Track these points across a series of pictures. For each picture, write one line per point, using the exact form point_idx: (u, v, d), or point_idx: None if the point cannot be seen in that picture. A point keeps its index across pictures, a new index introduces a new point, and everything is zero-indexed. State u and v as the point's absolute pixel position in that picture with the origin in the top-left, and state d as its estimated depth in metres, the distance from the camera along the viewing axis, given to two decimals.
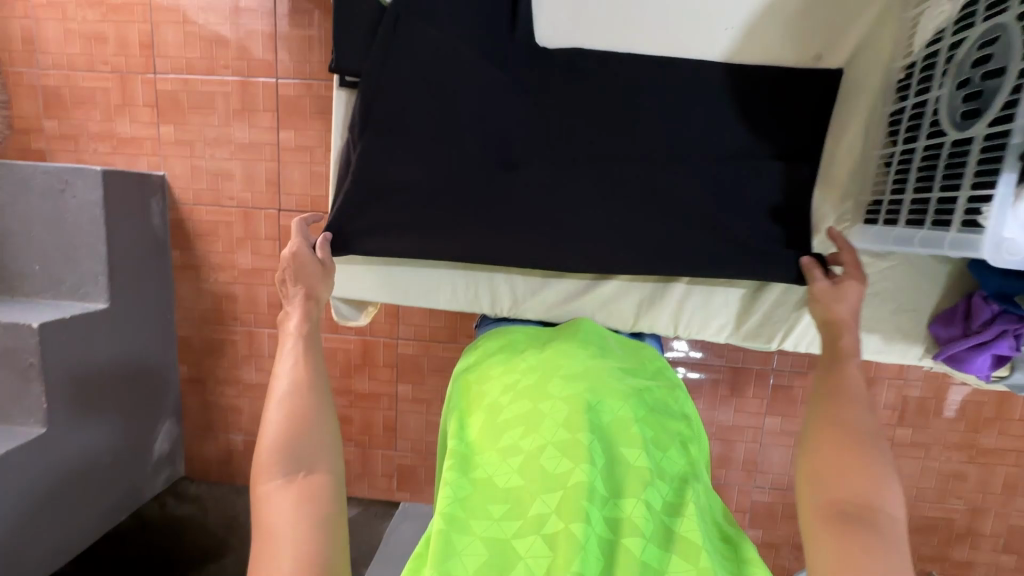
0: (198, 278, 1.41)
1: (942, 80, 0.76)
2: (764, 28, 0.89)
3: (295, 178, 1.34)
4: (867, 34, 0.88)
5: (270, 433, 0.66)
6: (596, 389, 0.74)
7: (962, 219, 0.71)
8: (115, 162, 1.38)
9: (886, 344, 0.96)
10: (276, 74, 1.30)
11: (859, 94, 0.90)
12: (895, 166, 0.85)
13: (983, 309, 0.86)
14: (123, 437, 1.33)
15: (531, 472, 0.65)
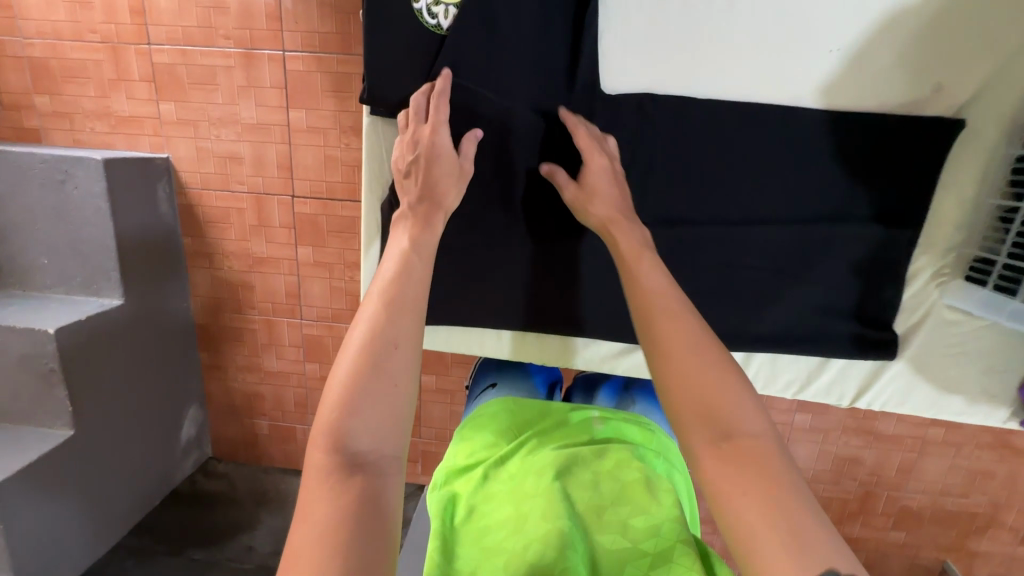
0: (212, 266, 1.36)
1: None
2: (873, 60, 0.82)
3: (309, 162, 1.25)
4: (997, 71, 0.81)
5: (339, 393, 0.57)
6: (569, 478, 0.70)
7: None
8: (115, 142, 1.28)
9: (969, 406, 0.94)
10: (282, 45, 1.17)
11: (982, 138, 0.84)
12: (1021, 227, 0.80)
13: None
14: (151, 427, 1.34)
15: (518, 573, 0.58)
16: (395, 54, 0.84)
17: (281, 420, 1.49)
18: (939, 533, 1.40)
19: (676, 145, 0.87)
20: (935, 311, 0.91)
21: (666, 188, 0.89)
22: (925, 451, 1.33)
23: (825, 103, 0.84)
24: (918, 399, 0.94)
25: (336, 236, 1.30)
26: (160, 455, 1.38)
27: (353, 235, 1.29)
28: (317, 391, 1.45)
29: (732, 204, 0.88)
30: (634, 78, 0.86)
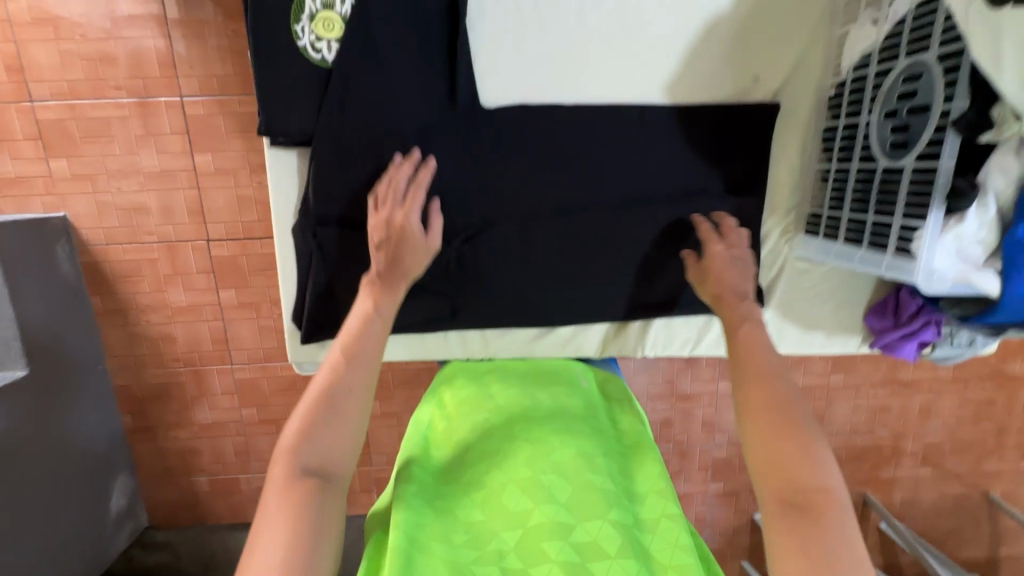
0: (127, 322, 1.30)
1: (871, 105, 0.84)
2: (701, 57, 0.92)
3: (221, 204, 1.24)
4: (800, 55, 0.93)
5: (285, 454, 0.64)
6: (560, 428, 0.78)
7: (896, 246, 0.79)
8: (1, 207, 1.21)
9: (829, 338, 1.05)
10: (180, 91, 1.17)
11: (795, 111, 0.96)
12: (832, 182, 0.93)
13: (909, 302, 0.96)
14: (76, 503, 1.25)
15: (493, 509, 0.69)
16: (286, 87, 0.88)
17: (222, 473, 1.43)
18: (857, 468, 1.57)
19: (540, 146, 0.94)
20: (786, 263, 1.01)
21: (537, 185, 0.95)
22: (832, 397, 1.49)
23: (671, 96, 0.94)
24: (788, 339, 1.05)
25: (259, 274, 1.29)
26: (89, 531, 1.28)
27: (276, 271, 1.29)
28: (258, 435, 1.40)
29: (598, 191, 0.96)
30: (499, 88, 0.92)
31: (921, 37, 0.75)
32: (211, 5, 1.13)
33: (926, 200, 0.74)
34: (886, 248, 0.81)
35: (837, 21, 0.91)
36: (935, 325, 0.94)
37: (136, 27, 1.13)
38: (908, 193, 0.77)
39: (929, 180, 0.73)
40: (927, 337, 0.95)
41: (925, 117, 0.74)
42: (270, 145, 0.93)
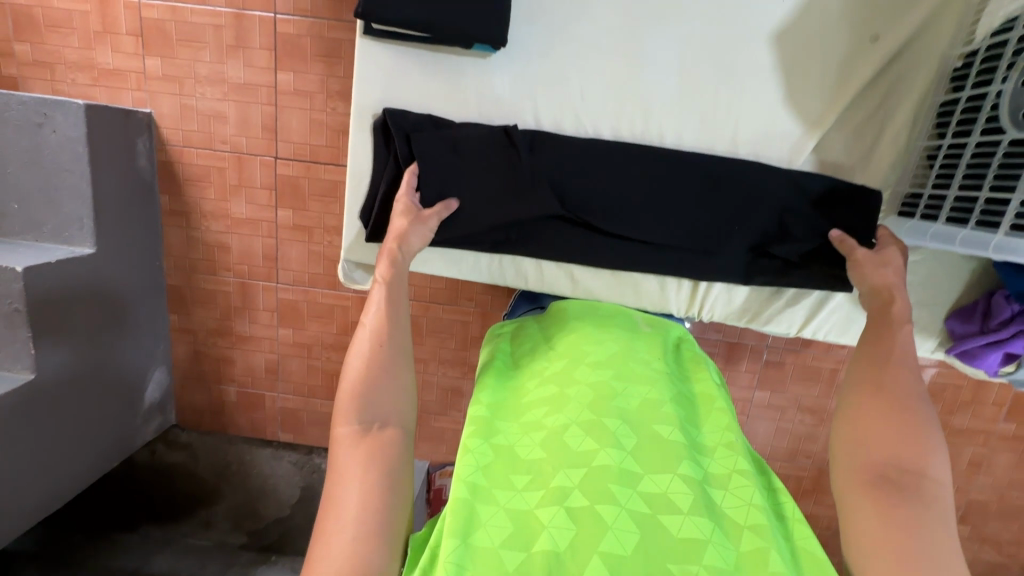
0: (189, 225, 1.35)
1: (1006, 73, 0.70)
2: (817, 12, 0.84)
3: (294, 125, 1.27)
4: (932, 14, 0.81)
5: (354, 377, 0.70)
6: (623, 375, 0.71)
7: (1012, 223, 0.69)
8: (96, 96, 1.28)
9: None
10: (274, 9, 1.20)
11: (916, 73, 0.84)
12: (940, 162, 0.81)
13: (1003, 308, 0.84)
14: (116, 384, 1.32)
15: (553, 448, 0.62)
16: None
17: (250, 387, 1.48)
18: None
19: (618, 81, 0.88)
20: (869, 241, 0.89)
21: (610, 128, 0.90)
22: None
23: (776, 49, 0.85)
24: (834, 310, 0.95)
25: (318, 200, 1.32)
26: (120, 415, 1.35)
27: (334, 199, 1.31)
28: (289, 357, 1.45)
29: (680, 135, 0.90)
30: (571, 17, 0.86)
31: None
32: None
33: None
34: (967, 221, 0.76)
35: None
36: None
37: None
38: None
39: None
40: (1016, 350, 0.83)
41: None
42: (361, 34, 0.87)
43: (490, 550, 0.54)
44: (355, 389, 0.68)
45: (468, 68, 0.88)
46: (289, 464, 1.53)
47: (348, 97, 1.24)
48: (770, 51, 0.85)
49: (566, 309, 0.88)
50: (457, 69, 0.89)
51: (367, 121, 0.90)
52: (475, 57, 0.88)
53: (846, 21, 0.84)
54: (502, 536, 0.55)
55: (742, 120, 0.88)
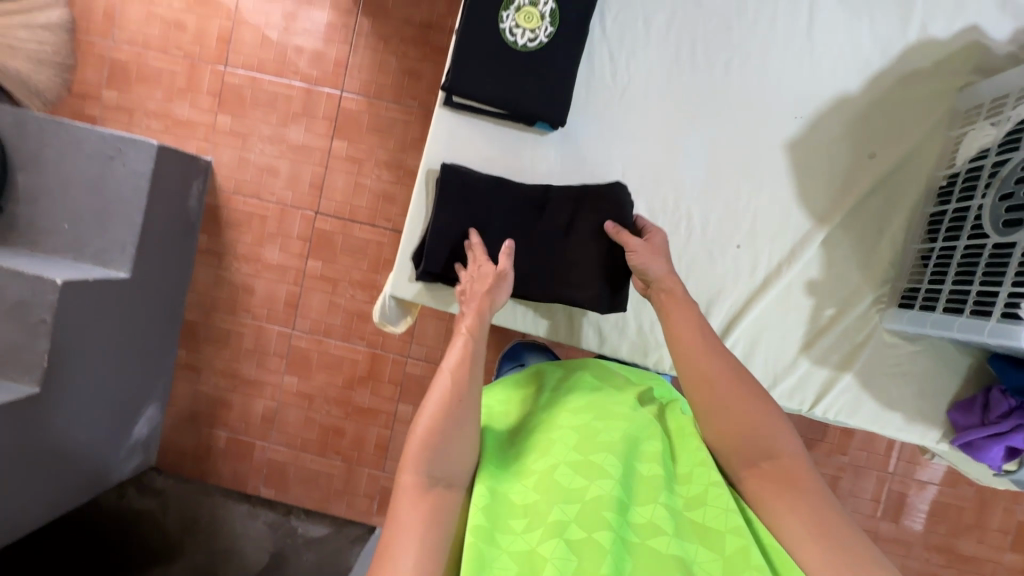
0: (220, 265, 1.42)
1: (985, 190, 0.77)
2: (825, 129, 0.90)
3: (339, 186, 1.39)
4: (918, 143, 0.89)
5: (424, 434, 0.65)
6: (604, 415, 0.71)
7: (1003, 310, 0.72)
8: (164, 141, 1.41)
9: (906, 424, 0.89)
10: (342, 88, 1.37)
11: (906, 190, 0.90)
12: (934, 263, 0.84)
13: (1001, 402, 0.84)
14: (110, 413, 1.29)
15: (546, 487, 0.63)
16: (466, 51, 0.83)
17: (242, 433, 1.45)
18: None
19: (648, 162, 0.91)
20: (876, 336, 0.89)
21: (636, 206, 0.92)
22: (878, 547, 1.36)
23: (788, 155, 0.90)
24: (866, 416, 0.89)
25: (348, 254, 1.39)
26: (105, 444, 1.30)
27: (364, 255, 1.39)
28: (288, 406, 1.43)
29: (708, 223, 0.91)
30: (611, 100, 0.91)
31: None
32: (391, 30, 1.36)
33: None
34: (964, 309, 0.78)
35: (955, 124, 0.88)
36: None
37: (331, 31, 1.37)
38: (1015, 270, 0.71)
39: None
40: (1018, 443, 0.82)
41: None
42: (440, 105, 0.90)
43: None
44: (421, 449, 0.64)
45: (528, 144, 0.91)
46: (263, 524, 1.42)
47: (393, 166, 1.37)
48: (785, 156, 0.91)
49: (543, 368, 0.87)
50: (520, 143, 0.91)
51: (426, 170, 0.90)
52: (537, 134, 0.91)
53: (851, 135, 0.90)
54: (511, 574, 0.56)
55: (760, 212, 0.91)
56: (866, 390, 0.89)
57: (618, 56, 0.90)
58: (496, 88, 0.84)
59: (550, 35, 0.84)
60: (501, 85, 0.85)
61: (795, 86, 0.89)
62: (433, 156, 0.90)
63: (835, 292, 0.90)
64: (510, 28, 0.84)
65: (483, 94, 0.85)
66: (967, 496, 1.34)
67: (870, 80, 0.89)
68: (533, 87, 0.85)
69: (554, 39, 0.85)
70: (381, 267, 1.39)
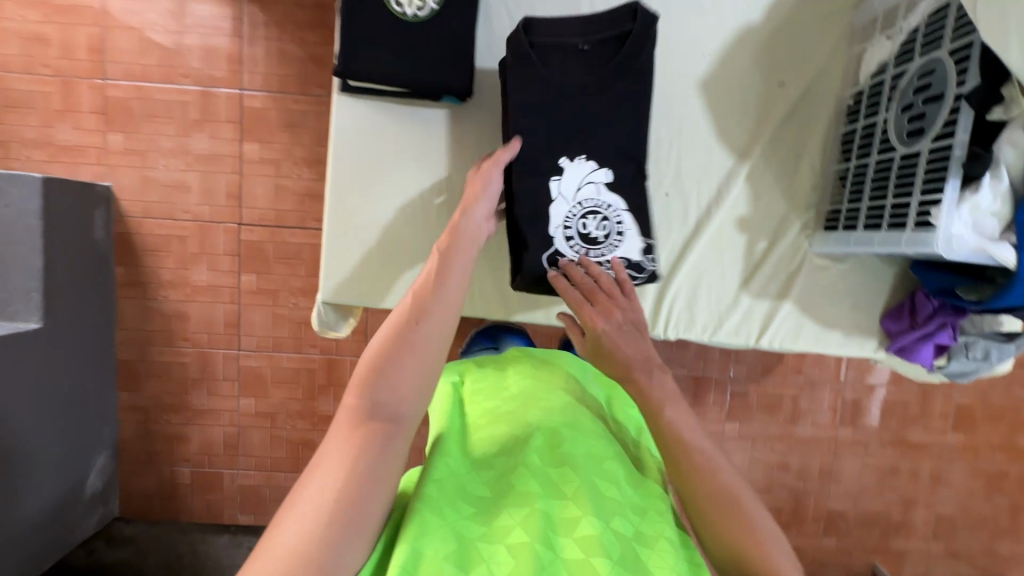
0: (146, 295, 1.32)
1: (887, 104, 0.77)
2: (733, 64, 0.87)
3: (259, 192, 1.30)
4: (823, 64, 0.87)
5: (371, 357, 0.60)
6: (572, 423, 0.71)
7: (915, 220, 0.71)
8: (52, 171, 1.27)
9: (846, 338, 0.89)
10: (241, 86, 1.27)
11: (819, 114, 0.88)
12: (850, 183, 0.83)
13: (926, 303, 0.84)
14: (56, 473, 1.20)
15: (500, 489, 0.62)
16: (354, 29, 0.77)
17: (206, 465, 1.38)
18: (866, 535, 1.49)
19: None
20: (807, 262, 0.89)
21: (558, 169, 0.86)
22: (840, 451, 1.46)
23: (701, 96, 0.87)
24: (809, 339, 0.89)
25: (283, 262, 1.32)
26: (59, 505, 1.21)
27: (300, 261, 1.32)
28: (250, 429, 1.37)
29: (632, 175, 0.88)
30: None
31: (935, 35, 0.69)
32: (283, 15, 1.26)
33: (941, 173, 0.67)
34: (881, 224, 0.77)
35: (854, 40, 0.86)
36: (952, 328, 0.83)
37: (216, 25, 1.25)
38: (923, 178, 0.69)
39: (944, 156, 0.67)
40: (945, 341, 0.83)
41: (937, 105, 0.68)
42: (338, 91, 0.83)
43: (435, 561, 0.53)
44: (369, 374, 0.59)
45: (437, 119, 0.85)
46: (247, 551, 1.37)
47: (314, 163, 1.30)
48: (699, 97, 0.87)
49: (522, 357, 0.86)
50: (432, 118, 0.85)
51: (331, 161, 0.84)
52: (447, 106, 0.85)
53: (759, 65, 0.87)
54: (447, 549, 0.54)
55: (682, 158, 0.88)
56: (807, 312, 0.88)
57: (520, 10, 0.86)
58: (391, 65, 0.78)
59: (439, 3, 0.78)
60: (395, 62, 0.78)
61: (697, 23, 0.86)
62: (338, 146, 0.84)
63: (764, 225, 0.89)
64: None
65: (375, 72, 0.78)
66: (911, 390, 1.45)
67: (770, 9, 0.86)
68: (432, 58, 0.79)
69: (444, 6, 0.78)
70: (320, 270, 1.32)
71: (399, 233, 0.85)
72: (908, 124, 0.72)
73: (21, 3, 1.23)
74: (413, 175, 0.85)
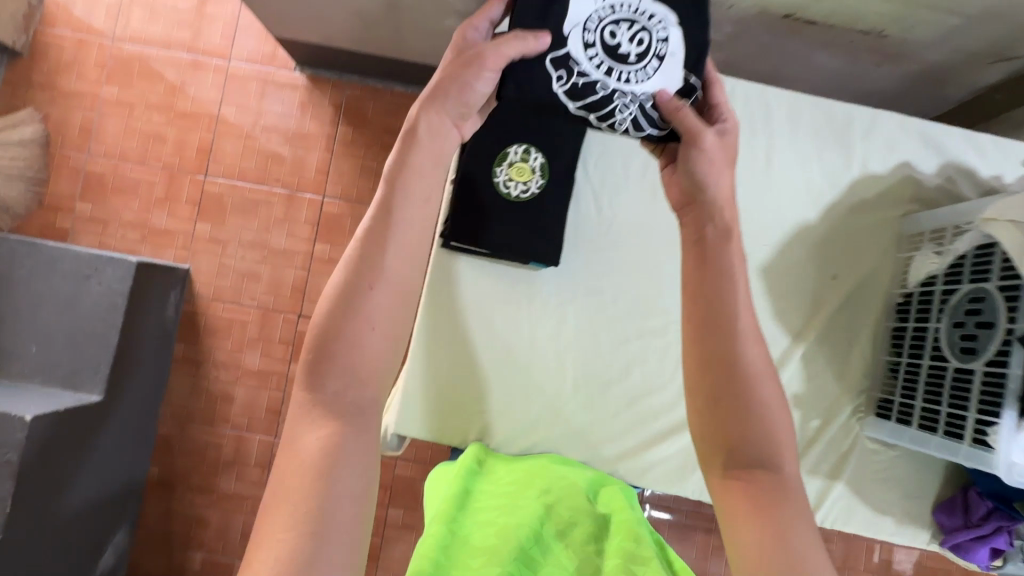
0: (198, 373, 1.38)
1: (939, 312, 0.80)
2: (792, 255, 0.92)
3: (322, 287, 1.39)
4: (875, 263, 0.92)
5: (323, 318, 0.48)
6: (567, 495, 0.73)
7: (973, 434, 0.72)
8: (140, 250, 1.39)
9: (898, 527, 0.89)
10: (323, 192, 1.41)
11: (869, 304, 0.92)
12: (903, 377, 0.85)
13: (979, 504, 0.84)
14: (75, 548, 1.18)
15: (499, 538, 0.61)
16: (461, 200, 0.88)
17: (219, 553, 1.35)
18: None
19: (625, 289, 0.93)
20: (859, 445, 0.90)
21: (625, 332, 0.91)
22: None
23: (762, 282, 0.91)
24: (861, 523, 0.89)
25: None
26: None
27: None
28: None
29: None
30: (589, 233, 0.93)
31: (984, 264, 0.74)
32: (371, 136, 1.42)
33: (998, 400, 0.69)
34: (936, 428, 0.78)
35: (903, 246, 0.92)
36: (1009, 532, 0.82)
37: (310, 139, 1.42)
38: (978, 397, 0.72)
39: (999, 381, 0.69)
40: (1001, 545, 0.83)
41: (990, 332, 0.71)
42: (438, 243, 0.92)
43: None
44: (321, 335, 0.47)
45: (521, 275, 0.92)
46: None
47: None
48: (758, 282, 0.91)
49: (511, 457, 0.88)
50: (511, 272, 0.92)
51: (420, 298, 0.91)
52: (526, 266, 0.92)
53: (816, 256, 0.92)
54: None
55: None
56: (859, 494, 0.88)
57: (598, 190, 0.94)
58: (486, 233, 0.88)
59: (540, 183, 0.90)
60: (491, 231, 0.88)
61: (761, 217, 0.92)
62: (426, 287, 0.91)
63: (817, 404, 0.91)
64: (503, 179, 0.89)
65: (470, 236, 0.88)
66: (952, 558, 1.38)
67: (825, 210, 0.92)
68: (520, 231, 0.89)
69: (543, 185, 0.90)
70: None
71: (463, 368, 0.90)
72: (961, 341, 0.75)
73: (150, 107, 1.42)
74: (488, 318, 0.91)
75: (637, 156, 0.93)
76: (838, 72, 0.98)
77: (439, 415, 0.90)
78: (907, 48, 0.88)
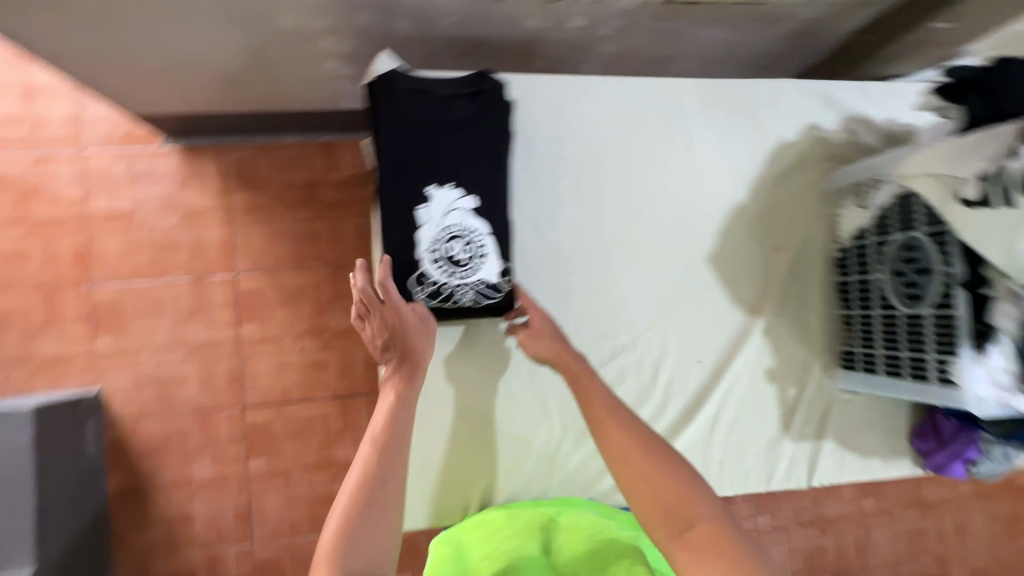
0: (144, 502, 1.22)
1: (880, 265, 0.85)
2: (734, 239, 0.95)
3: (261, 371, 1.27)
4: (810, 227, 0.97)
5: (336, 521, 0.62)
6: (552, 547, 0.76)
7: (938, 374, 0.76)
8: (35, 387, 1.20)
9: (886, 464, 0.95)
10: (235, 268, 1.28)
11: (814, 267, 0.97)
12: (859, 331, 0.90)
13: (946, 423, 0.89)
14: None
15: None
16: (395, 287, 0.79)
17: None
18: None
19: (592, 323, 0.90)
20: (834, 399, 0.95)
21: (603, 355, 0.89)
22: (869, 524, 1.49)
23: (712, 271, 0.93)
24: (855, 471, 0.94)
25: (292, 439, 1.27)
26: None
27: (310, 433, 1.28)
28: None
29: (659, 362, 0.91)
30: (545, 268, 0.89)
31: (909, 214, 0.79)
32: (271, 196, 1.29)
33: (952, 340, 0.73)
34: (903, 374, 0.82)
35: (830, 206, 0.97)
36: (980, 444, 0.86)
37: (205, 215, 1.27)
38: (932, 340, 0.76)
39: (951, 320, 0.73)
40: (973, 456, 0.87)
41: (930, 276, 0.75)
42: None
43: None
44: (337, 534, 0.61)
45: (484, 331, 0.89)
46: None
47: (315, 332, 1.29)
48: (709, 272, 0.93)
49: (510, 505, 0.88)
50: (473, 332, 0.89)
51: None
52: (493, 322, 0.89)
53: (758, 240, 0.95)
54: None
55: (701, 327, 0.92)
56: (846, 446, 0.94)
57: (539, 223, 0.89)
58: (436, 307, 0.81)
59: (506, 277, 0.83)
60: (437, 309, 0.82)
61: (696, 210, 0.93)
62: None
63: (789, 372, 0.95)
64: (476, 298, 0.82)
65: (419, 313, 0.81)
66: None
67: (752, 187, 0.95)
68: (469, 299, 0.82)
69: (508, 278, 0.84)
70: (333, 439, 1.28)
71: (453, 439, 0.88)
72: (903, 296, 0.80)
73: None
74: (464, 382, 0.88)
75: (568, 175, 0.90)
76: (725, 41, 1.00)
77: (441, 491, 0.87)
78: (784, 12, 0.91)
